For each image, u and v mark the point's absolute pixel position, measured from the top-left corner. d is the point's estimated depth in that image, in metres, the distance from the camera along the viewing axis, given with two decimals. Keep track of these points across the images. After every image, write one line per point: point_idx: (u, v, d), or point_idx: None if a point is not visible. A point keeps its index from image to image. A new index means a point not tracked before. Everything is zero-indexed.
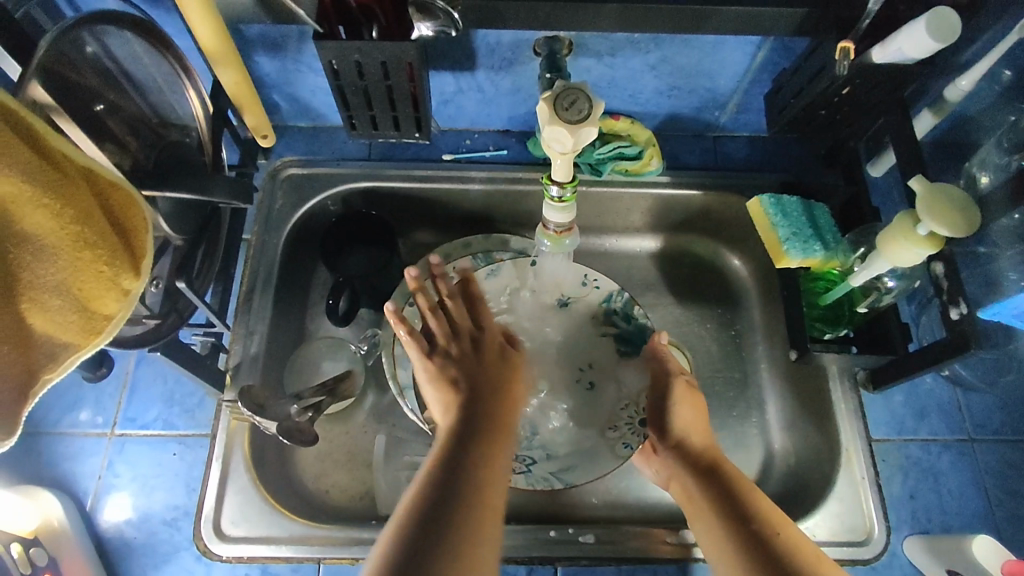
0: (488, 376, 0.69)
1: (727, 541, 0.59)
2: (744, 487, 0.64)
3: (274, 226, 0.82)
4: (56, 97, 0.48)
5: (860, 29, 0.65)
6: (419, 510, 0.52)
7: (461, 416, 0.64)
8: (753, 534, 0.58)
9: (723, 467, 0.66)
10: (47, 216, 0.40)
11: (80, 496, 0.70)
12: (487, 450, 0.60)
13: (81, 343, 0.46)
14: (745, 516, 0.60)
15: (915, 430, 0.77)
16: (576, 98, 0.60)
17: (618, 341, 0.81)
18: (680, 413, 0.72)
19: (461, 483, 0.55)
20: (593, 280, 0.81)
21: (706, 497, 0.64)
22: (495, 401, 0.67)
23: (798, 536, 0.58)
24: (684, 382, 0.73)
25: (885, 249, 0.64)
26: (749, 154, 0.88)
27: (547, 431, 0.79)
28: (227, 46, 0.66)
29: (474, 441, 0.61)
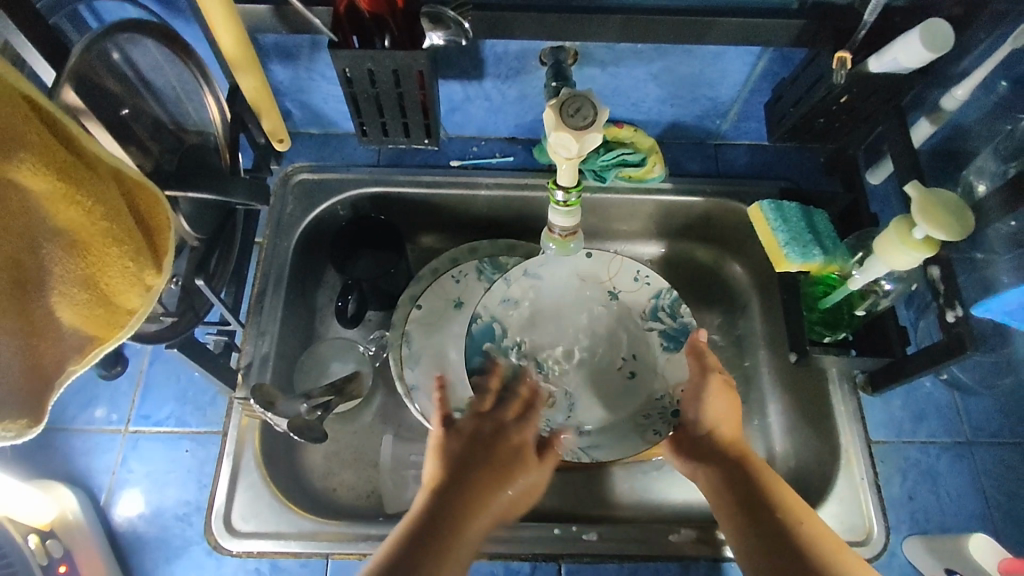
0: (492, 458, 0.64)
1: (754, 536, 0.61)
2: (773, 485, 0.64)
3: (285, 230, 0.84)
4: (84, 99, 0.50)
5: (858, 40, 0.67)
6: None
7: (444, 486, 0.60)
8: (782, 533, 0.60)
9: (753, 462, 0.67)
10: (80, 213, 0.42)
11: (94, 491, 0.72)
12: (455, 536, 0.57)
13: (104, 335, 0.48)
14: (773, 512, 0.62)
15: (913, 432, 0.78)
16: (581, 106, 0.62)
17: (662, 337, 0.84)
18: (711, 405, 0.71)
19: (408, 567, 0.53)
20: (644, 276, 0.85)
21: (732, 491, 0.65)
22: (489, 498, 0.61)
23: (823, 535, 0.60)
24: (719, 377, 0.72)
25: (882, 252, 0.66)
26: (750, 162, 0.90)
27: (585, 410, 0.82)
28: (247, 52, 0.68)
29: (448, 523, 0.57)
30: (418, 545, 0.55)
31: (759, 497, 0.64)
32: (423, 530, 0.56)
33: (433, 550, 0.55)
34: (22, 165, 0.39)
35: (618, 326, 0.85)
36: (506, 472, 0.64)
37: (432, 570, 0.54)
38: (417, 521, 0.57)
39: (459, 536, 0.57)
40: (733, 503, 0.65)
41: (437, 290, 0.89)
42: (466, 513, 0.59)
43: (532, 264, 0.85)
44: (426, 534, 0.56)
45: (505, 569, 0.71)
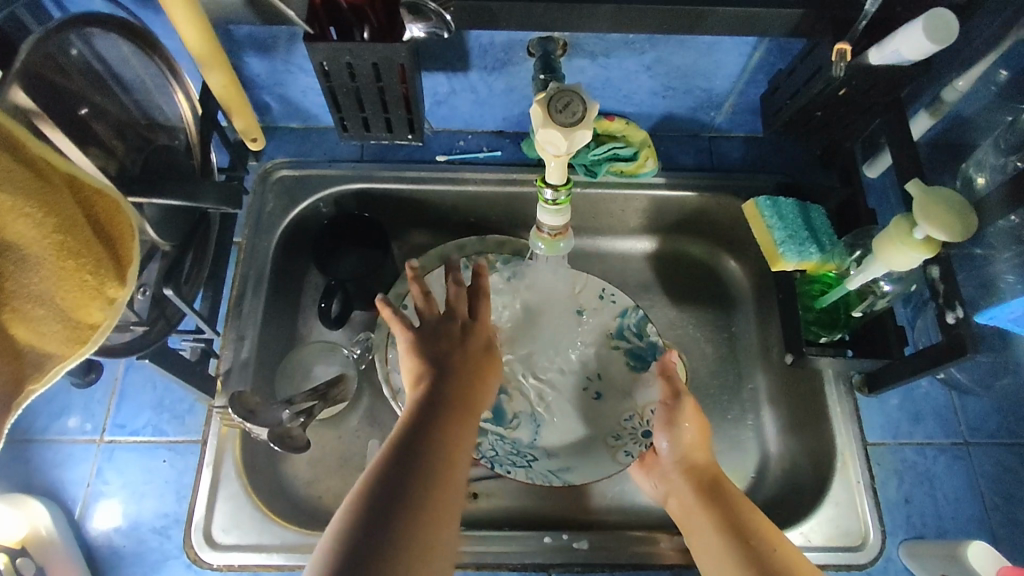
0: (460, 362, 0.63)
1: (729, 559, 0.59)
2: (743, 503, 0.64)
3: (265, 229, 0.81)
4: (37, 101, 0.47)
5: (858, 30, 0.63)
6: (375, 507, 0.48)
7: (428, 388, 0.60)
8: (753, 554, 0.58)
9: (725, 483, 0.66)
10: (27, 224, 0.39)
11: (67, 504, 0.69)
12: (456, 415, 0.58)
13: (67, 353, 0.44)
14: (745, 534, 0.60)
15: (910, 434, 0.77)
16: (570, 101, 0.59)
17: (627, 355, 0.83)
18: (683, 433, 0.70)
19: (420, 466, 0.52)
20: (610, 294, 0.84)
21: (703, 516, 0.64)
22: (472, 381, 0.63)
23: (794, 554, 0.58)
24: (691, 401, 0.70)
25: (881, 253, 0.64)
26: (745, 155, 0.88)
27: (551, 432, 0.81)
28: (212, 46, 0.64)
29: (447, 408, 0.58)
30: (418, 441, 0.54)
31: (730, 522, 0.62)
32: (420, 428, 0.55)
33: (434, 446, 0.54)
34: None
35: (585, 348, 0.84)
36: (482, 371, 0.64)
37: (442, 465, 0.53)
38: (409, 424, 0.56)
39: (458, 427, 0.57)
40: (704, 527, 0.63)
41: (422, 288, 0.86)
42: (456, 412, 0.59)
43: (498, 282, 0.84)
44: (428, 430, 0.56)
45: None
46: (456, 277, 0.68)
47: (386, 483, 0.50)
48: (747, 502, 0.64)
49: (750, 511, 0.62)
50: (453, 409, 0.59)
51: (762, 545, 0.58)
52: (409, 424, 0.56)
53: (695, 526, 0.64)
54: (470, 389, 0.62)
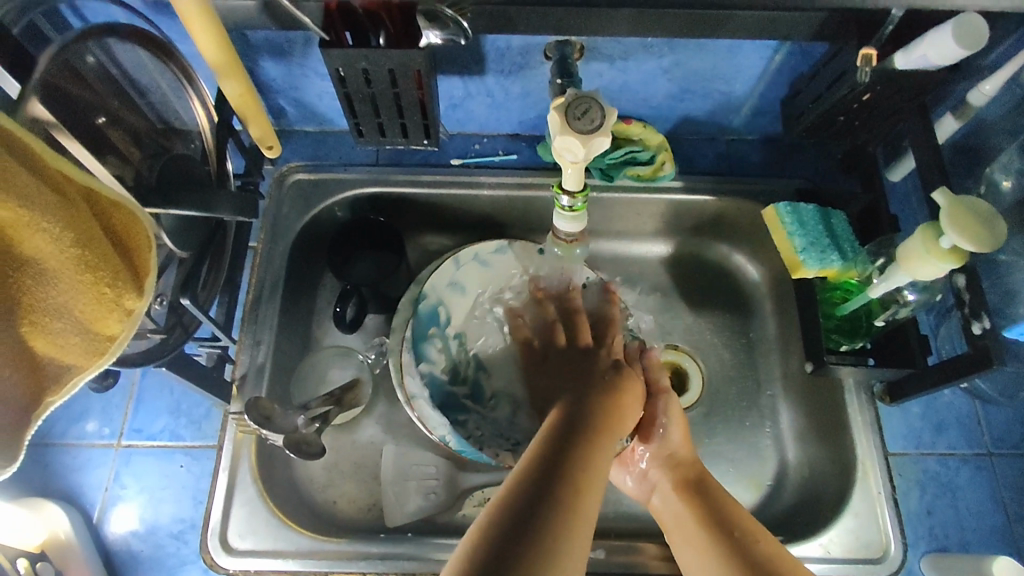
0: (596, 389, 0.66)
1: (711, 551, 0.61)
2: (727, 498, 0.66)
3: (280, 234, 0.81)
4: (55, 112, 0.46)
5: (883, 35, 0.61)
6: (519, 505, 0.49)
7: (565, 411, 0.62)
8: (736, 544, 0.60)
9: (710, 479, 0.68)
10: (45, 239, 0.39)
11: (86, 508, 0.70)
12: (596, 435, 0.59)
13: (85, 364, 0.45)
14: (728, 526, 0.62)
15: (933, 444, 0.75)
16: (589, 107, 0.58)
17: None
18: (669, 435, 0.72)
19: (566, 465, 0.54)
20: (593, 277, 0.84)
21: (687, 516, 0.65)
22: (608, 404, 0.64)
23: (774, 543, 0.59)
24: (676, 400, 0.73)
25: (905, 262, 0.63)
26: (763, 158, 0.87)
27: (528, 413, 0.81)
28: (228, 55, 0.64)
29: (587, 429, 0.59)
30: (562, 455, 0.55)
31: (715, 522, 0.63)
32: (562, 432, 0.58)
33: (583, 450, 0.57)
34: None
35: None
36: (619, 398, 0.66)
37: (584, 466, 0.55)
38: (551, 441, 0.57)
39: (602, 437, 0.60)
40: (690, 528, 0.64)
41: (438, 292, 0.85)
42: (596, 432, 0.60)
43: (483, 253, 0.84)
44: (569, 446, 0.57)
45: None
46: (568, 302, 0.79)
47: (534, 486, 0.51)
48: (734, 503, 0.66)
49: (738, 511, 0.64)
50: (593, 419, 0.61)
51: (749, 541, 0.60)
52: (552, 438, 0.57)
53: (681, 523, 0.66)
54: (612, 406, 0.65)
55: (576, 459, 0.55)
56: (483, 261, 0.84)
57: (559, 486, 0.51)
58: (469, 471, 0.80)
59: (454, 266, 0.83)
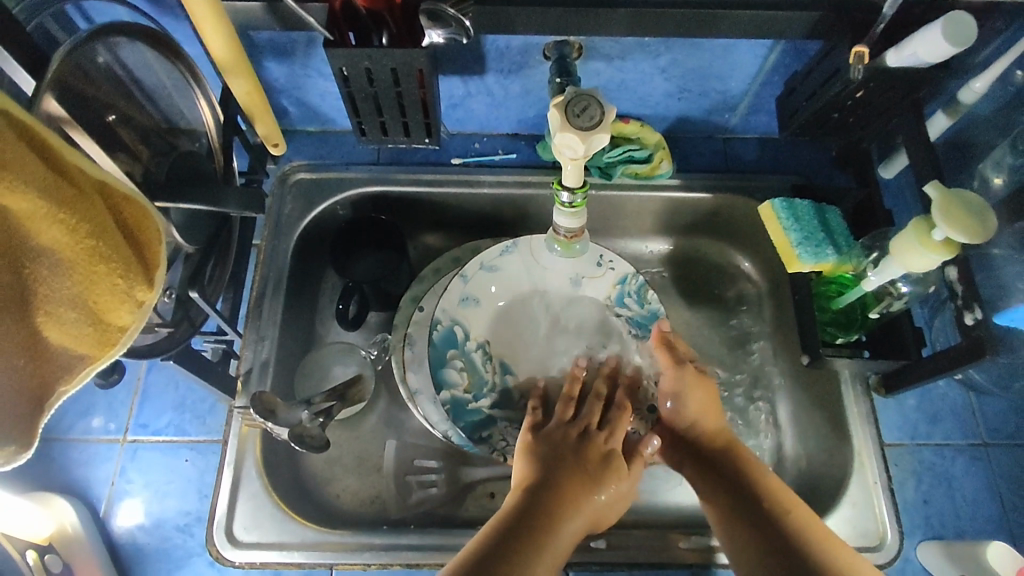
0: (570, 476, 0.70)
1: (744, 520, 0.67)
2: (750, 462, 0.72)
3: (283, 232, 0.82)
4: (68, 109, 0.48)
5: (875, 33, 0.63)
6: None
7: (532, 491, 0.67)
8: (764, 515, 0.67)
9: (736, 445, 0.74)
10: (63, 231, 0.40)
11: (92, 502, 0.71)
12: (551, 525, 0.64)
13: (96, 354, 0.46)
14: (755, 495, 0.68)
15: (928, 434, 0.77)
16: (587, 104, 0.60)
17: (631, 325, 0.83)
18: (697, 407, 0.76)
19: (520, 538, 0.62)
20: (608, 260, 0.83)
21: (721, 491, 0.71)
22: (581, 494, 0.68)
23: (805, 511, 0.67)
24: (695, 369, 0.77)
25: (899, 254, 0.64)
26: (759, 156, 0.88)
27: None
28: (238, 57, 0.66)
29: (547, 514, 0.65)
30: (509, 542, 0.61)
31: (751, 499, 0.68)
32: (528, 507, 0.65)
33: (543, 525, 0.64)
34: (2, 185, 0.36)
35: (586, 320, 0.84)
36: (594, 490, 0.69)
37: (539, 544, 0.62)
38: (506, 524, 0.63)
39: (569, 510, 0.66)
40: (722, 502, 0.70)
41: (438, 289, 0.87)
42: (553, 524, 0.64)
43: (488, 257, 0.83)
44: (519, 534, 0.62)
45: None
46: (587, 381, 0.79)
47: (474, 570, 0.58)
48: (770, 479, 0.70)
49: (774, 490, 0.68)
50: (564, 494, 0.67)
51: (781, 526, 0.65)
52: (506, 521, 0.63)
53: (714, 497, 0.71)
54: (592, 479, 0.70)
55: (535, 538, 0.62)
56: (491, 263, 0.83)
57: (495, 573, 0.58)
58: (472, 465, 0.81)
59: (461, 280, 0.82)
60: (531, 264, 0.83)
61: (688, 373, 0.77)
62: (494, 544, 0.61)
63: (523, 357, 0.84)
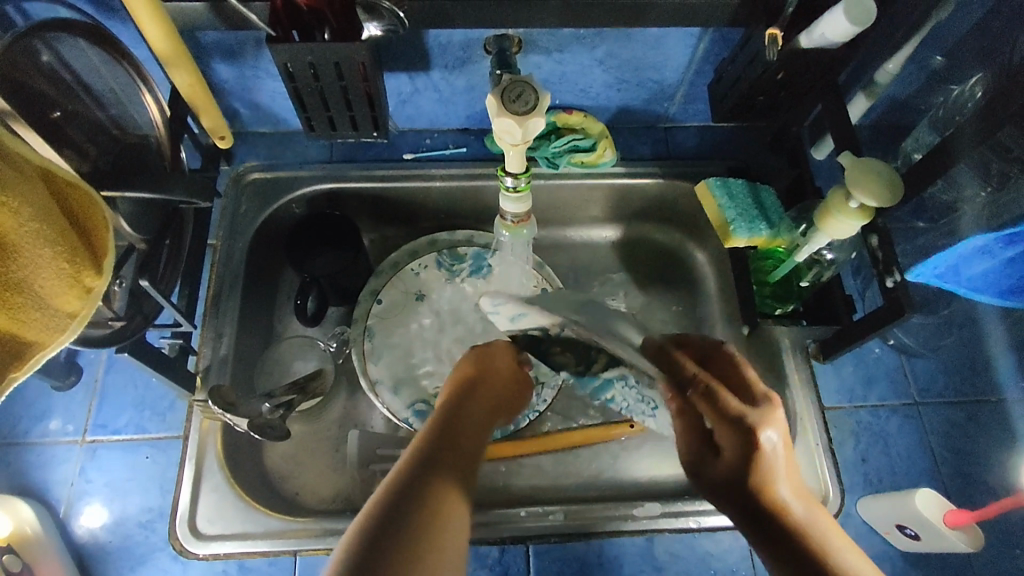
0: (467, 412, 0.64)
1: None
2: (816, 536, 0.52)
3: (239, 230, 0.84)
4: (8, 100, 0.50)
5: (786, 16, 0.67)
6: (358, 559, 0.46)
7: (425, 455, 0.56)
8: None
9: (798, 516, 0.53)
10: (8, 214, 0.41)
11: (52, 504, 0.71)
12: (453, 473, 0.56)
13: (47, 341, 0.47)
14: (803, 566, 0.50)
15: (864, 397, 0.81)
16: (523, 91, 0.63)
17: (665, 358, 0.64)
18: (782, 468, 0.55)
19: (406, 537, 0.48)
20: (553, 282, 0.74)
21: (785, 555, 0.51)
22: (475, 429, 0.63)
23: None
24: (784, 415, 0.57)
25: (824, 224, 0.68)
26: (699, 143, 0.92)
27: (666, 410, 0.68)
28: (178, 49, 0.66)
29: (445, 462, 0.56)
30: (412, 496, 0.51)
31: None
32: (416, 480, 0.53)
33: (432, 509, 0.51)
34: None
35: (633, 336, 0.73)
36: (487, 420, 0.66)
37: (433, 518, 0.50)
38: (398, 488, 0.52)
39: (451, 474, 0.55)
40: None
41: (395, 284, 0.90)
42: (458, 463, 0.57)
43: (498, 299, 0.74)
44: (422, 485, 0.53)
45: (473, 554, 0.72)
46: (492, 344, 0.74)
47: (374, 539, 0.47)
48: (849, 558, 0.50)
49: (849, 555, 0.50)
50: (450, 459, 0.57)
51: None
52: (397, 493, 0.51)
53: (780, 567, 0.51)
54: (469, 457, 0.59)
55: (432, 494, 0.52)
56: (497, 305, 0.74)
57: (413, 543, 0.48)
58: None
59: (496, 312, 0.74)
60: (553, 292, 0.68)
61: (738, 425, 0.56)
62: (379, 525, 0.48)
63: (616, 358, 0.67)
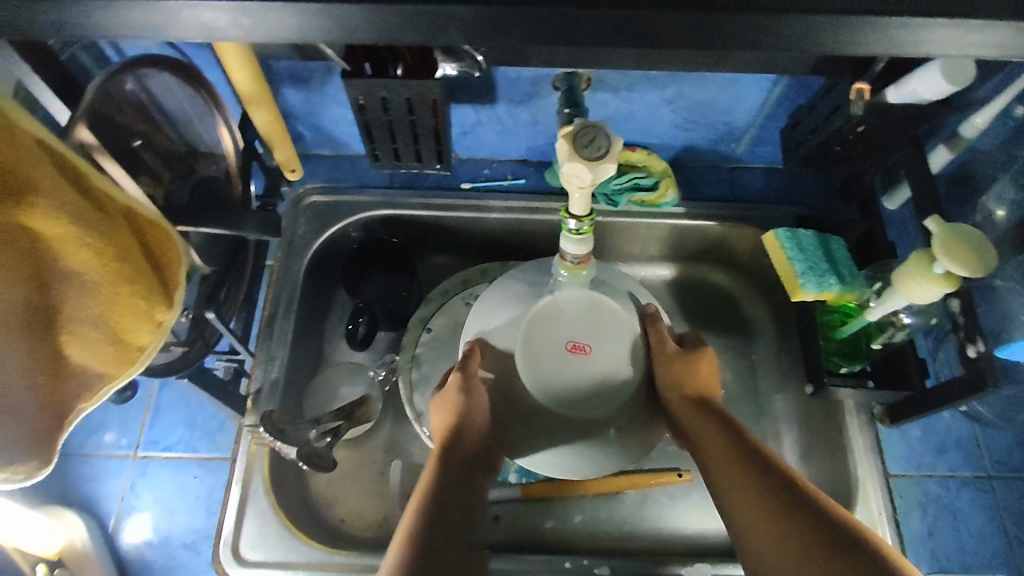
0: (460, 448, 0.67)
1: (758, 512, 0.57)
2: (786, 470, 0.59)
3: (296, 252, 0.84)
4: (98, 135, 0.50)
5: (875, 71, 0.65)
6: (421, 542, 0.58)
7: (435, 486, 0.63)
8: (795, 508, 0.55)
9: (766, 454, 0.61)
10: (90, 254, 0.42)
11: (102, 517, 0.73)
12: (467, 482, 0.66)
13: (114, 373, 0.47)
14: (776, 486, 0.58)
15: (933, 466, 0.77)
16: (595, 136, 0.61)
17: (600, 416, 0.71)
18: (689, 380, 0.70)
19: (440, 533, 0.59)
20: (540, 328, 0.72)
21: (751, 487, 0.59)
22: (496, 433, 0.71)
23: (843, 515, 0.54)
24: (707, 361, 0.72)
25: (902, 286, 0.65)
26: (764, 185, 0.90)
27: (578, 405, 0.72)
28: (260, 88, 0.68)
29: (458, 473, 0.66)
30: (434, 515, 0.61)
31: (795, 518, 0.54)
32: (434, 501, 0.62)
33: (451, 503, 0.63)
34: (36, 210, 0.39)
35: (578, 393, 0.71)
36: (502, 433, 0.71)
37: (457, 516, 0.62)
38: (429, 493, 0.62)
39: (456, 504, 0.63)
40: (758, 528, 0.56)
41: (446, 311, 0.89)
42: (468, 473, 0.67)
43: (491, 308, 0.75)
44: (446, 494, 0.63)
45: None
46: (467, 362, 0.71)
47: (423, 531, 0.59)
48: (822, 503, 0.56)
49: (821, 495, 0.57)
50: (455, 498, 0.64)
51: (867, 553, 0.50)
52: (422, 509, 0.61)
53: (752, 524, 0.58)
54: (471, 470, 0.67)
55: (456, 495, 0.64)
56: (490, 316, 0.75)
57: (444, 533, 0.60)
58: None
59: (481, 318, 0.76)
60: (541, 320, 0.72)
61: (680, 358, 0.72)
62: (425, 531, 0.59)
63: (566, 358, 0.72)
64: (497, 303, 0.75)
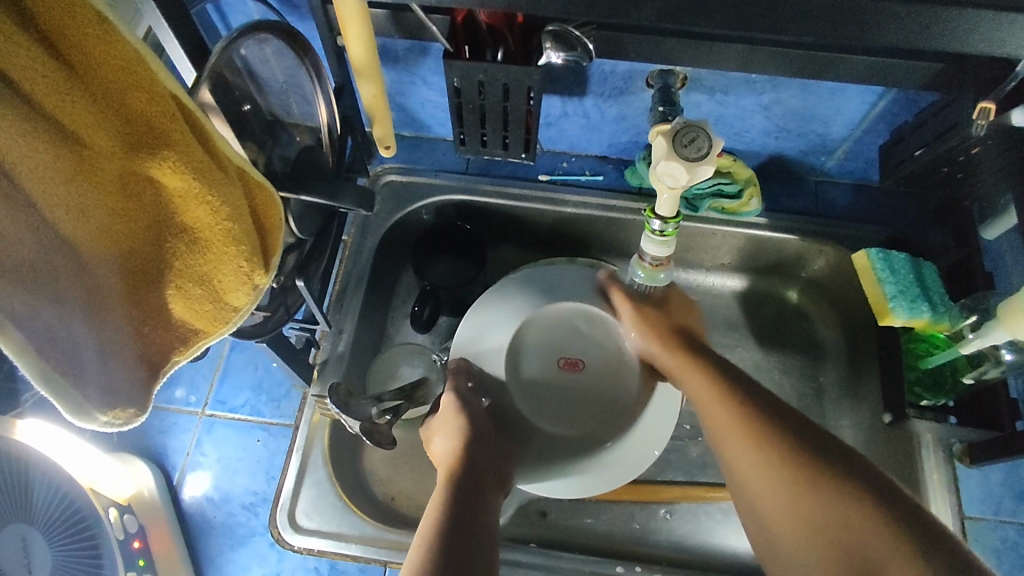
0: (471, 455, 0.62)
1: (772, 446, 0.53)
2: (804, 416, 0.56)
3: (370, 231, 0.85)
4: (217, 96, 0.51)
5: (1004, 91, 0.59)
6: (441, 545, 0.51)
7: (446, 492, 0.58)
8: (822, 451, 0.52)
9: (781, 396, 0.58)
10: (206, 212, 0.43)
11: (168, 469, 0.75)
12: (482, 489, 0.60)
13: (208, 331, 0.49)
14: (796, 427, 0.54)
15: (1013, 512, 0.74)
16: (696, 136, 0.58)
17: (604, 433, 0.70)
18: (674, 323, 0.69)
19: (460, 535, 0.53)
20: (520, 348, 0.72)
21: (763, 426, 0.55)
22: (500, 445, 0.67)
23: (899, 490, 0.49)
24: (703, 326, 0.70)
25: (1008, 320, 0.61)
26: (851, 203, 0.86)
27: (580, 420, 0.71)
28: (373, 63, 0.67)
29: (472, 480, 0.60)
30: (451, 517, 0.54)
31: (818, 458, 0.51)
32: (450, 505, 0.56)
33: (470, 508, 0.57)
34: (166, 163, 0.40)
35: (579, 411, 0.71)
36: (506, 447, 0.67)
37: (475, 520, 0.55)
38: (442, 497, 0.57)
39: (473, 509, 0.57)
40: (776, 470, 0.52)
41: None
42: (485, 481, 0.61)
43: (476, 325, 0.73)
44: (462, 499, 0.57)
45: None
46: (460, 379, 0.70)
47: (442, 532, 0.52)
48: (834, 438, 0.53)
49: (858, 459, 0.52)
50: (469, 501, 0.58)
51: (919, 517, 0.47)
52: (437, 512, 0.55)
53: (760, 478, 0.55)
54: (484, 479, 0.61)
55: (472, 499, 0.58)
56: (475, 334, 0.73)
57: (464, 534, 0.53)
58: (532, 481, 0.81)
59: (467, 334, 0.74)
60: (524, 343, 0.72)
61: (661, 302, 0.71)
62: (444, 537, 0.52)
63: (556, 380, 0.72)
64: (484, 319, 0.73)
